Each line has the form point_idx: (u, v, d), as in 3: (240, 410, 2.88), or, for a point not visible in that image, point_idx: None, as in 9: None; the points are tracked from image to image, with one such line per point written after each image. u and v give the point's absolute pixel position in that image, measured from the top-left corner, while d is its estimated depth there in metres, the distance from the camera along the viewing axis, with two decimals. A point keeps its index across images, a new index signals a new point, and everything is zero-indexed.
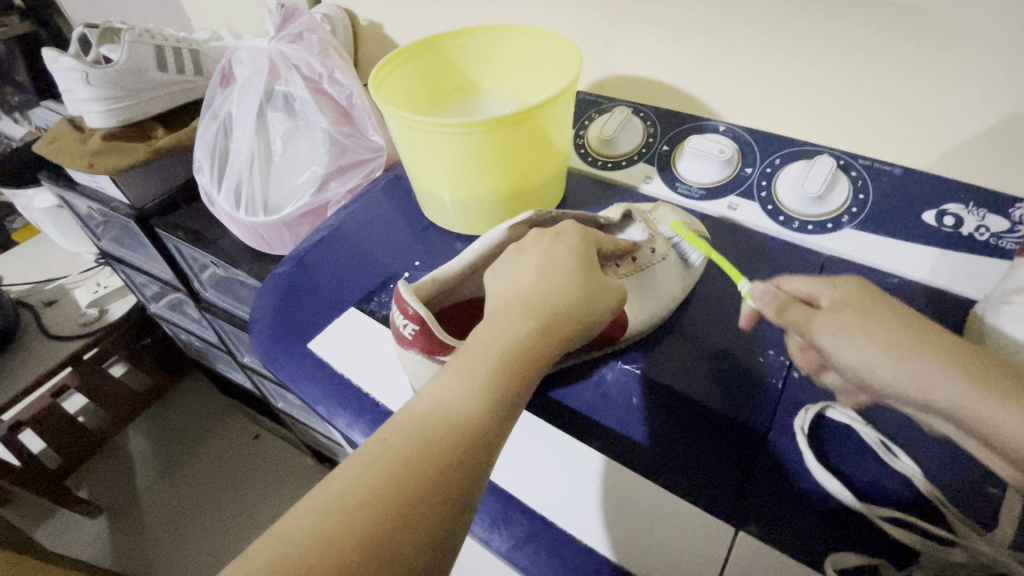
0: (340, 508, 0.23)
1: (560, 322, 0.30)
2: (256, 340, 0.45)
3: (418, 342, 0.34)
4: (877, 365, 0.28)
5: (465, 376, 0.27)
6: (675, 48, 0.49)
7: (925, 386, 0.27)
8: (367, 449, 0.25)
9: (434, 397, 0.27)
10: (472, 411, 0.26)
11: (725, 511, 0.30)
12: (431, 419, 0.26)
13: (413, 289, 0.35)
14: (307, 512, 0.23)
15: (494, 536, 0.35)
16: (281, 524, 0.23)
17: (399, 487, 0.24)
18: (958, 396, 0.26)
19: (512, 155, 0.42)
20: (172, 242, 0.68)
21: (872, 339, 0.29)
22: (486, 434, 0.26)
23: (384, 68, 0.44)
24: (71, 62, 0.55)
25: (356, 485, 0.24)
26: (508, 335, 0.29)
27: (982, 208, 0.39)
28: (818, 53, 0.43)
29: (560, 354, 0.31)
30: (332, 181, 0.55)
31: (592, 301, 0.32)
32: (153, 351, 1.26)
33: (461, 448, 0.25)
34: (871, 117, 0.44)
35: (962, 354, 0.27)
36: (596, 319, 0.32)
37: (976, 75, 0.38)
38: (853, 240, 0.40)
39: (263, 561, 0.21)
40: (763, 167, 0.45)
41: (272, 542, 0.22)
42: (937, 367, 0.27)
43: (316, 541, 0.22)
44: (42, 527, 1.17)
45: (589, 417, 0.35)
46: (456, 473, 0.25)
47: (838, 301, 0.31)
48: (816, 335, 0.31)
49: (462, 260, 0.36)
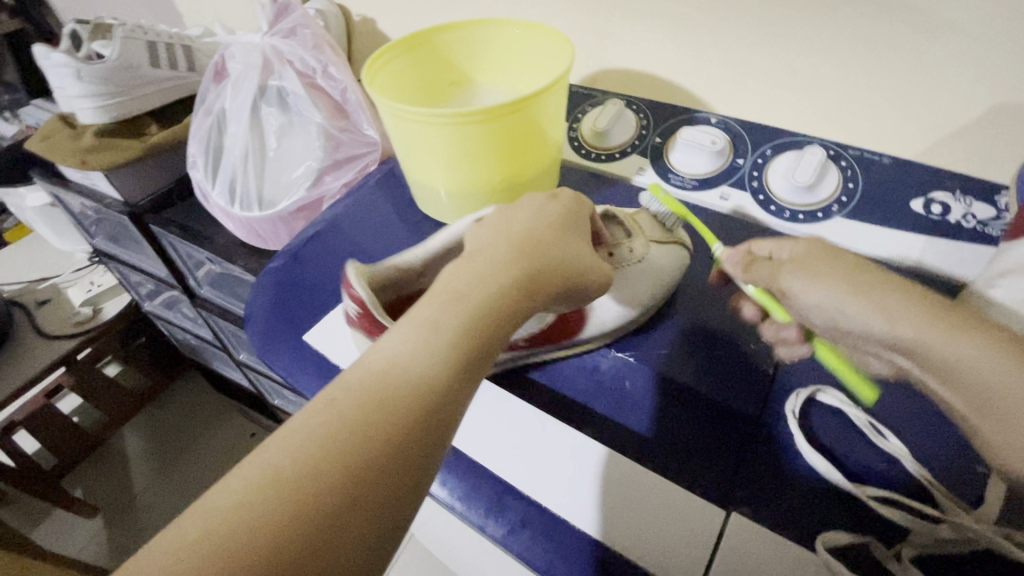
0: (287, 474, 0.22)
1: (540, 271, 0.31)
2: (252, 332, 0.45)
3: (362, 322, 0.35)
4: (835, 310, 0.30)
5: (429, 332, 0.26)
6: (667, 41, 0.50)
7: (873, 325, 0.29)
8: (322, 405, 0.24)
9: (387, 354, 0.26)
10: (434, 365, 0.26)
11: (718, 494, 0.30)
12: (384, 379, 0.25)
13: (367, 271, 0.36)
14: (265, 473, 0.22)
15: (490, 522, 0.37)
16: (226, 491, 0.22)
17: (349, 450, 0.23)
18: (901, 327, 0.28)
19: (506, 147, 0.42)
20: (167, 238, 0.68)
21: (835, 283, 0.31)
22: (443, 391, 0.25)
23: (377, 61, 0.44)
24: (63, 58, 0.55)
25: (315, 444, 0.23)
26: (475, 296, 0.28)
27: (969, 196, 0.39)
28: (807, 45, 0.43)
29: (540, 305, 0.31)
30: (327, 176, 0.56)
31: (581, 251, 0.33)
32: (148, 351, 1.26)
33: (423, 403, 0.25)
34: (860, 107, 0.44)
35: (908, 295, 0.29)
36: (589, 272, 0.33)
37: (962, 65, 0.39)
38: (844, 228, 0.41)
39: (206, 532, 0.20)
40: (754, 158, 0.45)
41: (229, 505, 0.21)
42: (880, 304, 0.29)
43: (275, 503, 0.21)
44: (39, 528, 1.16)
45: (582, 402, 0.36)
46: (410, 433, 0.24)
47: (795, 254, 0.34)
48: (784, 286, 0.33)
49: (437, 241, 0.38)
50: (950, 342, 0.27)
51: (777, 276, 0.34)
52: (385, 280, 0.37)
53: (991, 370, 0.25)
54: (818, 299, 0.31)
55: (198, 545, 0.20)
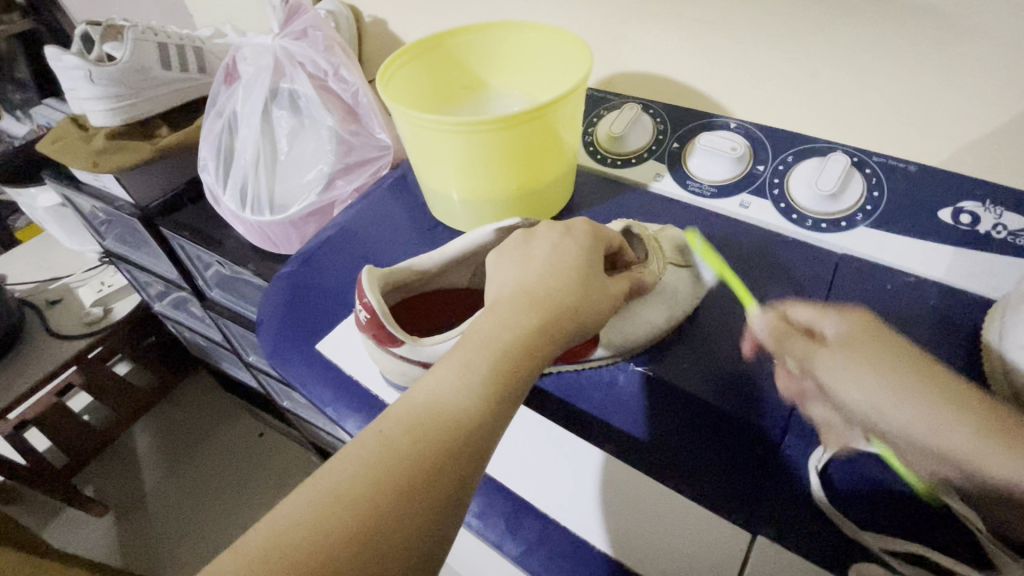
0: (335, 501, 0.22)
1: (562, 318, 0.30)
2: (263, 339, 0.44)
3: (370, 329, 0.34)
4: (874, 402, 0.29)
5: (465, 373, 0.27)
6: (684, 44, 0.49)
7: (919, 426, 0.28)
8: (363, 440, 0.25)
9: (430, 390, 0.26)
10: (469, 406, 0.26)
11: (742, 516, 0.29)
12: (428, 415, 0.25)
13: (380, 276, 0.36)
14: (303, 503, 0.22)
15: (507, 541, 0.37)
16: (273, 518, 0.22)
17: (398, 483, 0.23)
18: (949, 436, 0.27)
19: (521, 154, 0.41)
20: (177, 241, 0.68)
21: (877, 377, 0.30)
22: (485, 427, 0.26)
23: (392, 66, 0.43)
24: (74, 60, 0.55)
25: (352, 480, 0.23)
26: (512, 332, 0.29)
27: (1000, 205, 0.38)
28: (828, 49, 0.42)
29: (559, 351, 0.30)
30: (339, 180, 0.55)
31: (591, 302, 0.32)
32: (158, 349, 1.26)
33: (456, 443, 0.25)
34: (884, 114, 0.43)
35: (947, 392, 0.29)
36: (594, 325, 0.32)
37: (991, 71, 0.37)
38: (867, 239, 0.40)
39: (259, 556, 0.20)
40: (775, 165, 0.44)
41: (266, 536, 0.21)
42: (914, 400, 0.29)
43: (313, 535, 0.21)
44: (49, 525, 1.17)
45: (598, 418, 0.34)
46: (452, 468, 0.24)
47: (840, 336, 0.33)
48: (815, 368, 0.32)
49: (444, 253, 0.37)
50: (982, 442, 0.26)
51: (807, 353, 0.33)
52: (396, 284, 0.37)
53: (998, 466, 0.25)
54: (869, 399, 0.29)
55: (248, 568, 0.20)
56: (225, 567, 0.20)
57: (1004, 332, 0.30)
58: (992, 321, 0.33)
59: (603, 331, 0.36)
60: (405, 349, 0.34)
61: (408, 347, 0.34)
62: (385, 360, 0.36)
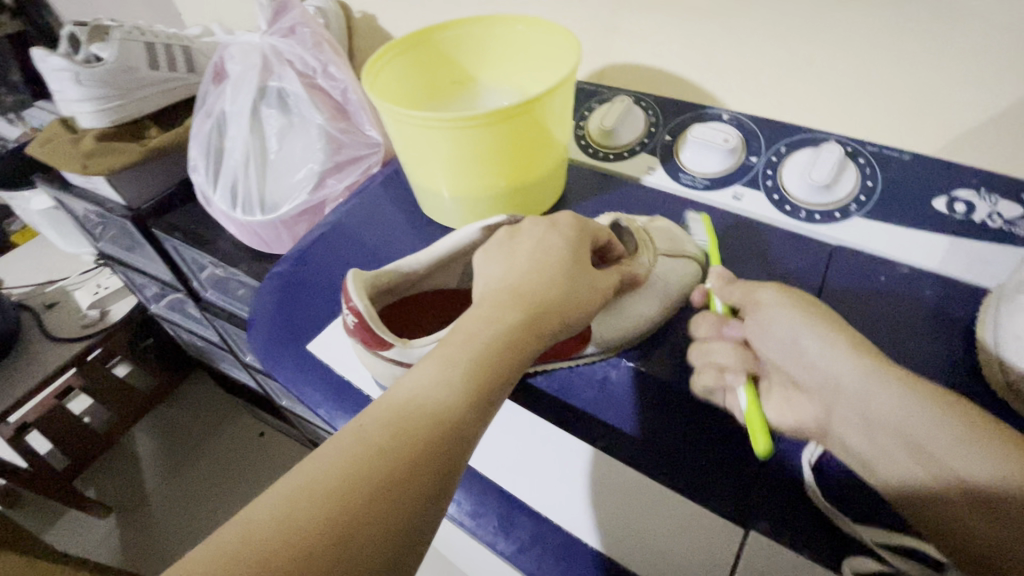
0: (310, 496, 0.22)
1: (549, 313, 0.30)
2: (253, 340, 0.44)
3: (359, 333, 0.34)
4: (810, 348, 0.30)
5: (449, 368, 0.27)
6: (676, 33, 0.48)
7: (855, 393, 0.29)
8: (344, 436, 0.24)
9: (413, 386, 0.26)
10: (449, 402, 0.26)
11: (732, 510, 0.29)
12: (409, 411, 0.25)
13: (367, 279, 0.35)
14: (281, 497, 0.22)
15: (500, 540, 0.37)
16: (250, 514, 0.21)
17: (376, 479, 0.23)
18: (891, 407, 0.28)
19: (510, 150, 0.41)
20: (169, 242, 0.67)
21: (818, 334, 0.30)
22: (466, 423, 0.25)
23: (378, 62, 0.43)
24: (60, 61, 0.55)
25: (331, 476, 0.23)
26: (495, 326, 0.28)
27: (995, 193, 0.38)
28: (822, 37, 0.42)
29: (546, 345, 0.30)
30: (329, 178, 0.55)
31: (575, 297, 0.31)
32: (156, 350, 1.26)
33: (437, 439, 0.24)
34: (879, 102, 0.43)
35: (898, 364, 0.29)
36: (581, 319, 0.31)
37: (988, 57, 0.37)
38: (863, 229, 0.39)
39: (235, 552, 0.20)
40: (768, 155, 0.43)
41: (245, 529, 0.21)
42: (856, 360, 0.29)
43: (288, 529, 0.21)
44: (53, 527, 1.18)
45: (591, 415, 0.34)
46: (432, 465, 0.24)
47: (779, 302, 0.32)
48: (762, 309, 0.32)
49: (431, 253, 0.37)
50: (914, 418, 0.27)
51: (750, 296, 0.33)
52: (383, 287, 0.37)
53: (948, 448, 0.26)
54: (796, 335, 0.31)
55: (222, 567, 0.19)
56: (197, 564, 0.20)
57: (999, 321, 0.30)
58: (985, 311, 0.32)
59: (594, 327, 0.35)
60: (395, 352, 0.33)
61: (396, 349, 0.33)
62: (375, 362, 0.35)
